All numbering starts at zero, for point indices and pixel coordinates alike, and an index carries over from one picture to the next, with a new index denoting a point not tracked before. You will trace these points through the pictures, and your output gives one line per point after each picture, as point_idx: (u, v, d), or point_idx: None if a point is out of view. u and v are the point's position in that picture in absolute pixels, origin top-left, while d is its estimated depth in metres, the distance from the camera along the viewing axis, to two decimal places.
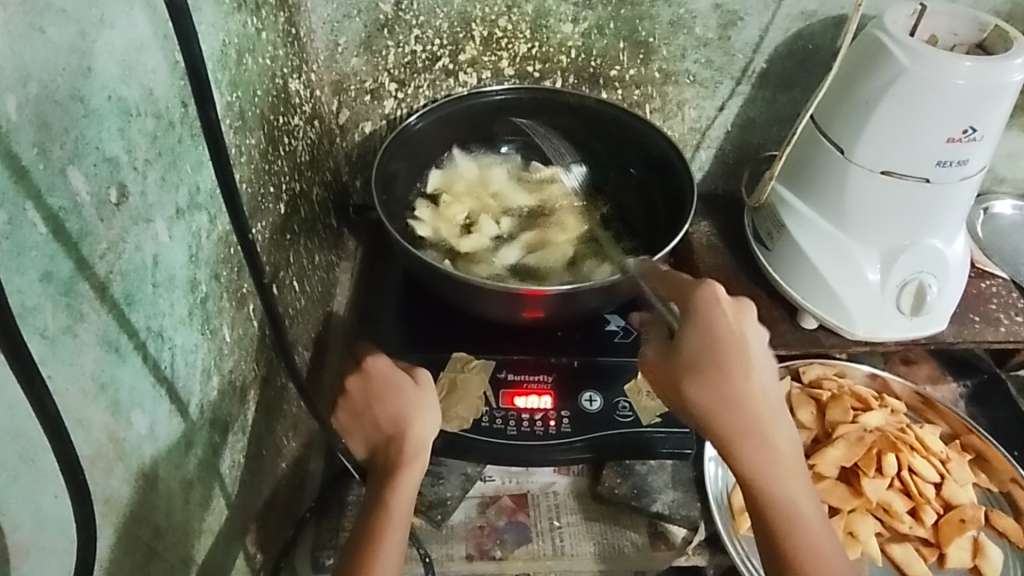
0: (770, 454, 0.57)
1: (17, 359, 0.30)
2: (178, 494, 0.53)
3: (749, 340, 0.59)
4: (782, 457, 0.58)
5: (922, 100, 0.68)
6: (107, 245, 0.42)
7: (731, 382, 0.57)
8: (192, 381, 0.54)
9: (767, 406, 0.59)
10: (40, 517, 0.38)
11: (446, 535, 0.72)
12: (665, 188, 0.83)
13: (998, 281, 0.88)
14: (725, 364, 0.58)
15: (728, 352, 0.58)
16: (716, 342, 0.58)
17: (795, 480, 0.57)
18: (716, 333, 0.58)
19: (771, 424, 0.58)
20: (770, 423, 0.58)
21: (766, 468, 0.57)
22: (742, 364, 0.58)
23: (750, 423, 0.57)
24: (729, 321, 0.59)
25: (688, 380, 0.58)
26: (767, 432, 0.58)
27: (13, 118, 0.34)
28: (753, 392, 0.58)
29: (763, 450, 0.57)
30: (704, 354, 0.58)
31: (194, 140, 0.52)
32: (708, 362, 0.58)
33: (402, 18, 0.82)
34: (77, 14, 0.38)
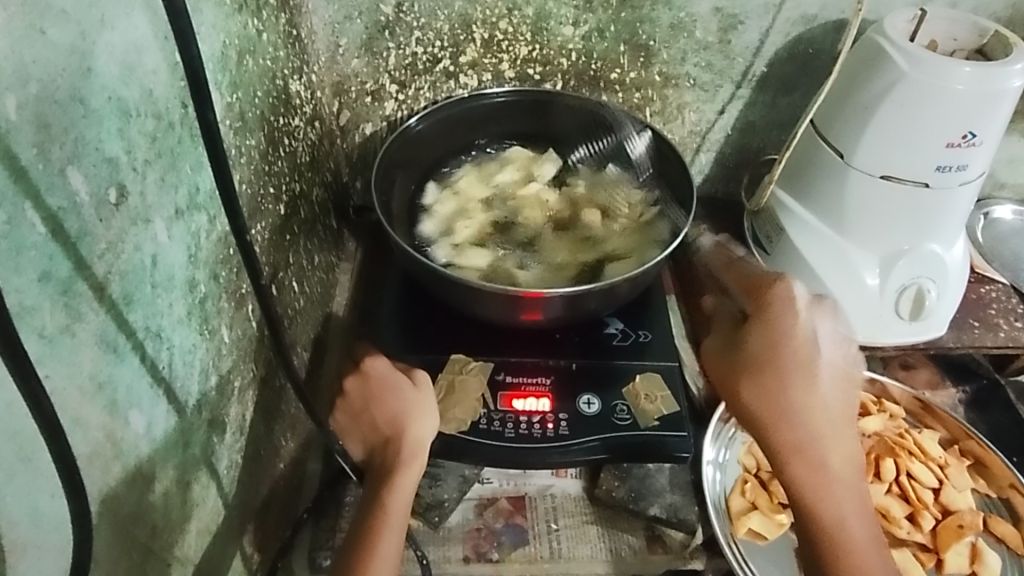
0: (822, 464, 0.59)
1: (16, 361, 0.30)
2: (175, 495, 0.53)
3: (813, 347, 0.62)
4: (835, 468, 0.59)
5: (921, 105, 0.68)
6: (106, 245, 0.42)
7: (789, 387, 0.60)
8: (190, 381, 0.54)
9: (825, 416, 0.60)
10: (37, 516, 0.38)
11: (443, 538, 0.72)
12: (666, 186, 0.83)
13: (997, 286, 0.88)
14: (784, 370, 0.61)
15: (789, 358, 0.61)
16: (775, 346, 0.62)
17: (843, 489, 0.59)
18: (778, 337, 0.62)
19: (826, 435, 0.60)
20: (826, 430, 0.60)
21: (815, 479, 0.59)
22: (801, 370, 0.61)
23: (802, 432, 0.59)
24: (793, 327, 0.63)
25: (742, 381, 0.62)
26: (819, 441, 0.59)
27: (13, 118, 0.34)
28: (811, 400, 0.60)
29: (813, 457, 0.59)
30: (763, 356, 0.62)
31: (195, 141, 0.52)
32: (767, 365, 0.61)
33: (403, 20, 0.83)
34: (78, 15, 0.39)
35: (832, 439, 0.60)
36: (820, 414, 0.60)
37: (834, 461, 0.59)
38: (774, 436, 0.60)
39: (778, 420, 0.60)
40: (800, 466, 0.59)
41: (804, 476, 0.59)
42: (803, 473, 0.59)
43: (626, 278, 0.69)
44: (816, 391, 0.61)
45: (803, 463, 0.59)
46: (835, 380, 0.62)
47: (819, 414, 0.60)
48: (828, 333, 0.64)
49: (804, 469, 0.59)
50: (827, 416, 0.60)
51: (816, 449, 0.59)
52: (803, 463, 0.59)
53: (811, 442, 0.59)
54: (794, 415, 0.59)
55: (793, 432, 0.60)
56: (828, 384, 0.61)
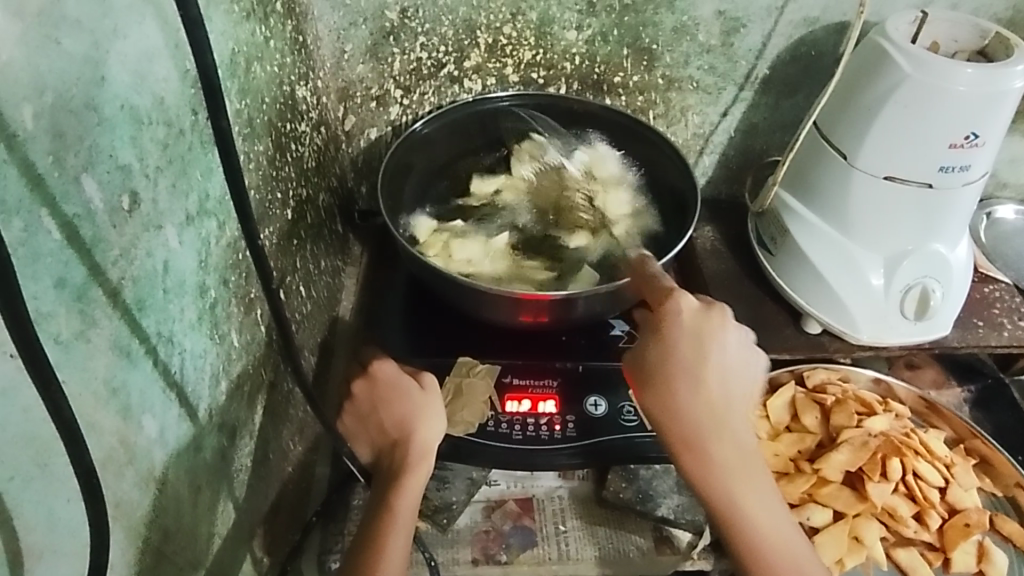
0: (713, 465, 0.58)
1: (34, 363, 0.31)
2: (187, 499, 0.53)
3: (708, 359, 0.59)
4: (727, 467, 0.58)
5: (924, 106, 0.68)
6: (120, 252, 0.43)
7: (676, 399, 0.58)
8: (201, 386, 0.54)
9: (725, 424, 0.58)
10: (53, 519, 0.39)
11: (451, 540, 0.73)
12: (669, 184, 0.83)
13: (1001, 285, 0.88)
14: (677, 384, 0.59)
15: (676, 368, 0.59)
16: (663, 357, 0.59)
17: (749, 492, 0.58)
18: (663, 349, 0.60)
19: (723, 439, 0.58)
20: (722, 438, 0.58)
21: (717, 484, 0.58)
22: (695, 382, 0.58)
23: (698, 437, 0.58)
24: (677, 337, 0.59)
25: (643, 396, 0.61)
26: (720, 442, 0.58)
27: (29, 127, 0.35)
28: (701, 409, 0.58)
29: (710, 458, 0.58)
30: (654, 368, 0.60)
31: (204, 148, 0.53)
32: (660, 378, 0.59)
33: (408, 26, 0.83)
34: (91, 25, 0.39)
35: (736, 446, 0.58)
36: (720, 422, 0.58)
37: (727, 461, 0.58)
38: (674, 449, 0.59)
39: (675, 432, 0.59)
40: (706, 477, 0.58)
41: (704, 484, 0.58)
42: (703, 481, 0.58)
43: (585, 294, 0.69)
44: (710, 396, 0.58)
45: (700, 470, 0.58)
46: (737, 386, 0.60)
47: (704, 416, 0.58)
48: (720, 338, 0.60)
49: (709, 479, 0.58)
50: (731, 423, 0.59)
51: (717, 458, 0.58)
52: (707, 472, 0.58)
53: (714, 447, 0.58)
54: (685, 422, 0.58)
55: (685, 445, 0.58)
56: (727, 387, 0.59)
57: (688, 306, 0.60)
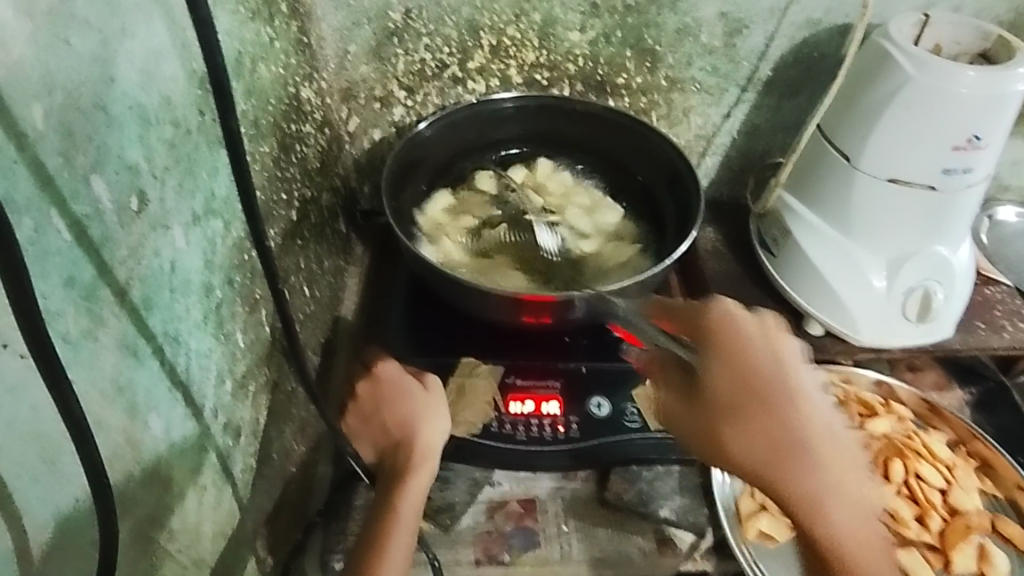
0: (829, 503, 0.51)
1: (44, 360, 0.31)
2: (191, 498, 0.53)
3: (788, 374, 0.55)
4: (842, 502, 0.51)
5: (927, 109, 0.69)
6: (127, 251, 0.43)
7: (774, 418, 0.52)
8: (206, 385, 0.54)
9: (831, 441, 0.53)
10: (59, 517, 0.38)
11: (453, 540, 0.72)
12: (675, 189, 0.84)
13: (1002, 288, 0.88)
14: (778, 400, 0.53)
15: (760, 387, 0.53)
16: (742, 377, 0.54)
17: (864, 526, 0.51)
18: (736, 369, 0.54)
19: (831, 469, 0.52)
20: (833, 460, 0.52)
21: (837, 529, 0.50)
22: (790, 398, 0.53)
23: (806, 471, 0.51)
24: (752, 353, 0.55)
25: (733, 427, 0.53)
26: (830, 472, 0.51)
27: (39, 126, 0.35)
28: (803, 427, 0.52)
29: (825, 499, 0.50)
30: (737, 391, 0.53)
31: (211, 148, 0.53)
32: (744, 404, 0.53)
33: (411, 27, 0.83)
34: (100, 24, 0.39)
35: (849, 473, 0.52)
36: (830, 441, 0.53)
37: (841, 495, 0.51)
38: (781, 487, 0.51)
39: (785, 457, 0.51)
40: (829, 508, 0.50)
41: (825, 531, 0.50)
42: (820, 521, 0.50)
43: (581, 294, 0.69)
44: (804, 417, 0.53)
45: (817, 514, 0.50)
46: (826, 406, 0.55)
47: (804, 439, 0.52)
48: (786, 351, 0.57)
49: (829, 510, 0.51)
50: (835, 446, 0.53)
51: (834, 483, 0.51)
52: (825, 512, 0.50)
53: (822, 478, 0.51)
54: (794, 441, 0.51)
55: (794, 479, 0.51)
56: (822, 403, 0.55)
57: (743, 320, 0.58)
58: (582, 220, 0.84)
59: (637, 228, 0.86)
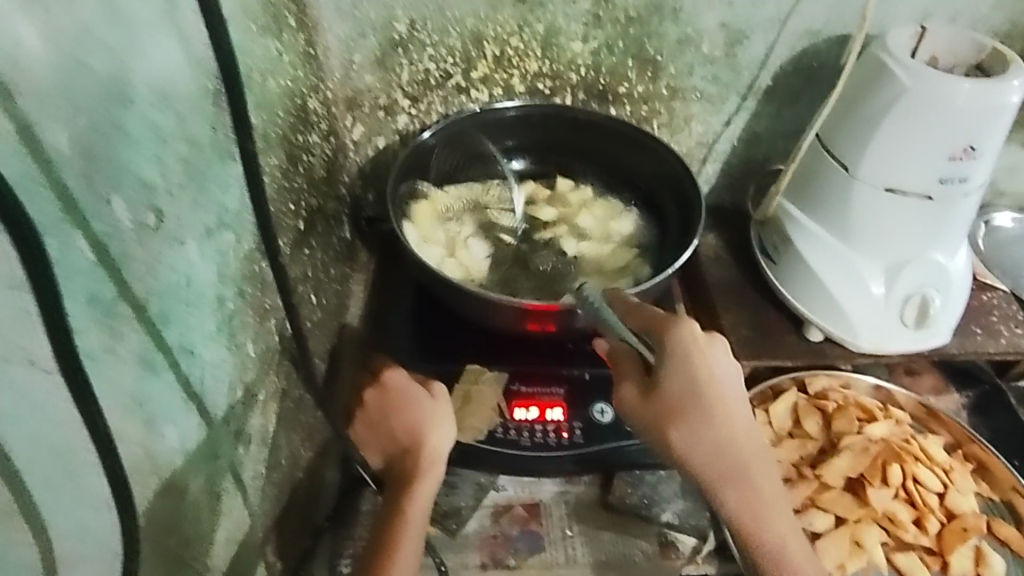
0: (743, 488, 0.62)
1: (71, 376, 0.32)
2: (205, 506, 0.54)
3: (718, 377, 0.61)
4: (756, 488, 0.62)
5: (923, 120, 0.70)
6: (145, 267, 0.44)
7: (702, 422, 0.60)
8: (219, 395, 0.56)
9: (748, 439, 0.62)
10: (81, 527, 0.39)
11: (460, 544, 0.73)
12: (676, 197, 0.85)
13: (998, 293, 0.89)
14: (712, 409, 0.60)
15: (701, 399, 0.60)
16: (691, 389, 0.59)
17: (772, 504, 0.62)
18: (688, 381, 0.59)
19: (748, 458, 0.62)
20: (742, 454, 0.62)
21: (748, 506, 0.62)
22: (717, 403, 0.61)
23: (729, 465, 0.61)
24: (704, 364, 0.60)
25: (670, 427, 0.60)
26: (746, 463, 0.62)
27: (63, 150, 0.36)
28: (723, 426, 0.61)
29: (742, 483, 0.61)
30: (679, 397, 0.59)
31: (223, 163, 0.54)
32: (686, 414, 0.60)
33: (416, 37, 0.84)
34: (119, 47, 0.40)
35: (756, 459, 0.63)
36: (748, 437, 0.62)
37: (755, 481, 0.62)
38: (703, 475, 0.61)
39: (707, 454, 0.60)
40: (731, 491, 0.61)
41: (736, 508, 0.62)
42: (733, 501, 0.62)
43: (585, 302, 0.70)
44: (732, 422, 0.61)
45: (734, 496, 0.61)
46: (745, 400, 0.64)
47: (731, 441, 0.61)
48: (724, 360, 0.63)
49: (731, 492, 0.61)
50: (747, 443, 0.62)
51: (739, 472, 0.61)
52: (735, 495, 0.62)
53: (737, 467, 0.61)
54: (714, 441, 0.60)
55: (713, 469, 0.61)
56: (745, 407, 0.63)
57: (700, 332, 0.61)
58: (589, 222, 0.88)
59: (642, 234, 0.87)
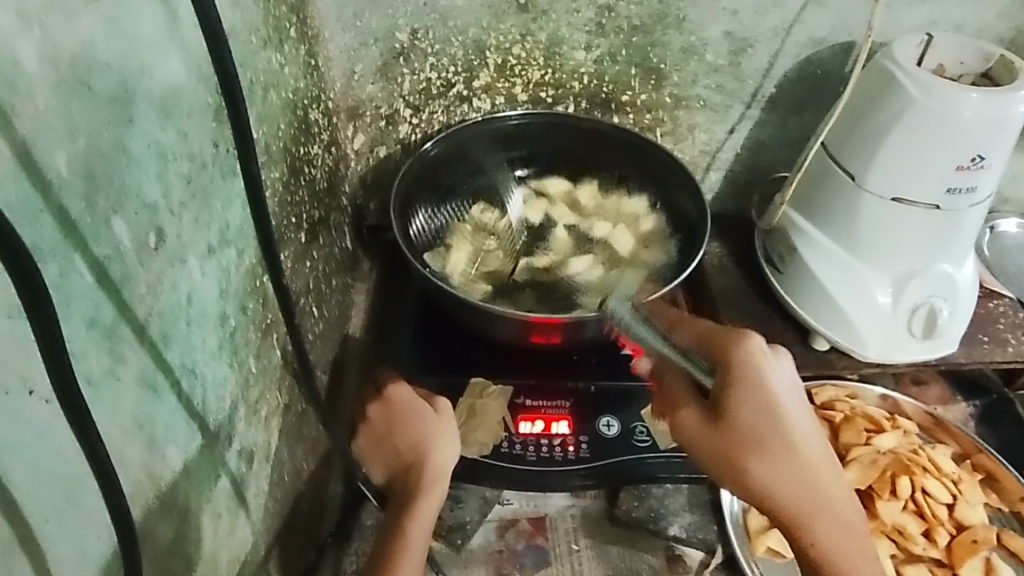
0: (827, 520, 0.59)
1: (71, 400, 0.32)
2: (208, 526, 0.54)
3: (790, 401, 0.61)
4: (839, 521, 0.59)
5: (931, 130, 0.69)
6: (146, 287, 0.43)
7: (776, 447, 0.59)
8: (221, 413, 0.55)
9: (827, 471, 0.60)
10: (83, 555, 0.39)
11: (465, 559, 0.72)
12: (682, 220, 0.84)
13: (1005, 301, 0.89)
14: (787, 435, 0.59)
15: (779, 424, 0.59)
16: (767, 413, 0.59)
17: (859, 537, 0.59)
18: (761, 404, 0.59)
19: (827, 490, 0.60)
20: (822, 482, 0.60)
21: (834, 540, 0.59)
22: (791, 429, 0.60)
23: (812, 495, 0.59)
24: (773, 381, 0.60)
25: (746, 455, 0.59)
26: (827, 495, 0.59)
27: (64, 173, 0.35)
28: (804, 456, 0.59)
29: (826, 515, 0.59)
30: (750, 419, 0.59)
31: (225, 178, 0.53)
32: (766, 442, 0.59)
33: (418, 47, 0.84)
34: (120, 66, 0.40)
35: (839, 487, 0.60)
36: (826, 470, 0.60)
37: (839, 513, 0.59)
38: (786, 506, 0.59)
39: (792, 482, 0.59)
40: (820, 524, 0.59)
41: (824, 543, 0.59)
42: (818, 534, 0.59)
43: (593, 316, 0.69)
44: (808, 450, 0.60)
45: (821, 531, 0.59)
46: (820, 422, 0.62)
47: (812, 470, 0.59)
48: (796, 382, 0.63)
49: (823, 527, 0.59)
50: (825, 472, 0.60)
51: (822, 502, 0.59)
52: (821, 527, 0.59)
53: (820, 499, 0.59)
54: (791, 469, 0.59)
55: (796, 499, 0.59)
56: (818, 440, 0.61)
57: (763, 345, 0.61)
58: (624, 240, 0.85)
59: (660, 243, 0.84)
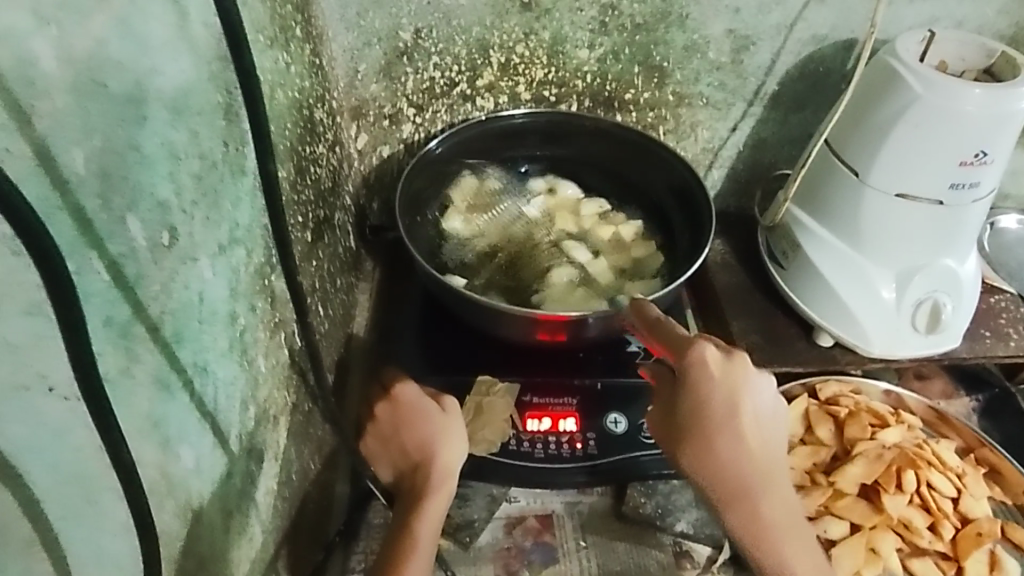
0: (749, 511, 0.62)
1: (93, 396, 0.32)
2: (219, 525, 0.54)
3: (734, 403, 0.61)
4: (761, 513, 0.62)
5: (934, 126, 0.70)
6: (160, 286, 0.43)
7: (724, 447, 0.61)
8: (232, 412, 0.55)
9: (758, 469, 0.62)
10: (99, 554, 0.39)
11: (473, 557, 0.73)
12: (688, 225, 0.83)
13: (1006, 296, 0.89)
14: (722, 435, 0.61)
15: (714, 425, 0.61)
16: (701, 415, 0.61)
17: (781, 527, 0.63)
18: (699, 406, 0.61)
19: (755, 487, 0.62)
20: (768, 472, 0.63)
21: (755, 528, 0.62)
22: (727, 429, 0.61)
23: (737, 490, 0.61)
24: (716, 388, 0.61)
25: (679, 449, 0.62)
26: (754, 491, 0.62)
27: (81, 171, 0.35)
28: (738, 455, 0.61)
29: (750, 507, 0.62)
30: (696, 421, 0.61)
31: (234, 178, 0.54)
32: (698, 440, 0.61)
33: (422, 46, 0.84)
34: (133, 66, 0.40)
35: (774, 481, 0.63)
36: (758, 469, 0.62)
37: (762, 505, 0.62)
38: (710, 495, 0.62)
39: (719, 478, 0.61)
40: (741, 515, 0.62)
41: (744, 530, 0.62)
42: (741, 524, 0.62)
43: (599, 313, 0.70)
44: (743, 448, 0.61)
45: (745, 520, 0.62)
46: (767, 421, 0.64)
47: (743, 467, 0.61)
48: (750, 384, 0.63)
49: (744, 518, 0.62)
50: (771, 461, 0.63)
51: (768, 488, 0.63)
52: (742, 517, 0.62)
53: (745, 494, 0.62)
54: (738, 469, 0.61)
55: (721, 492, 0.62)
56: (756, 440, 0.62)
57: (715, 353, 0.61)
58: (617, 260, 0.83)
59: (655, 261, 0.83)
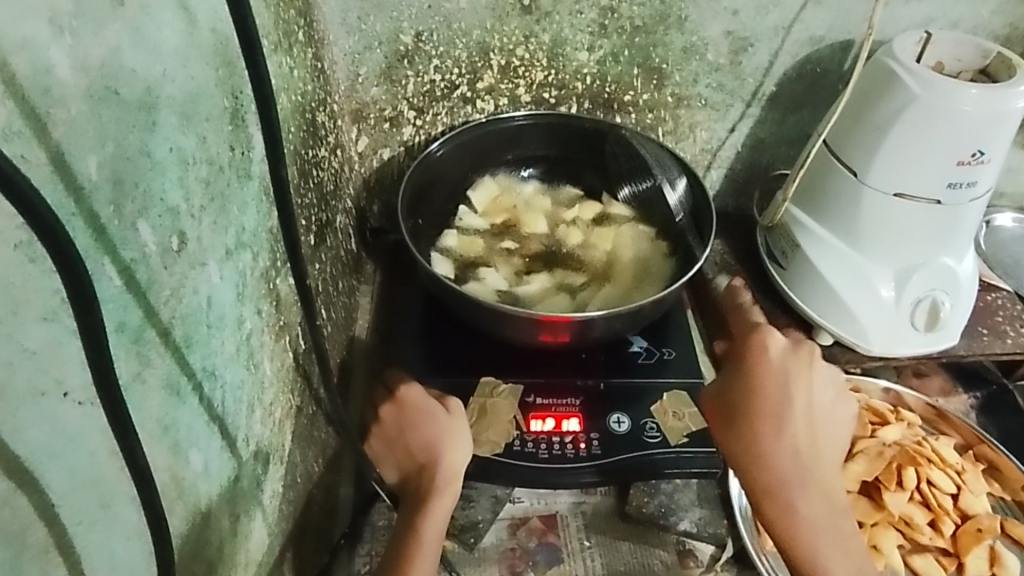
0: (786, 499, 0.67)
1: (109, 401, 0.32)
2: (228, 528, 0.54)
3: (784, 394, 0.72)
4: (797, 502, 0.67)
5: (931, 126, 0.70)
6: (170, 291, 0.43)
7: (766, 436, 0.69)
8: (239, 416, 0.55)
9: (799, 465, 0.68)
10: (114, 558, 0.39)
11: (479, 559, 0.73)
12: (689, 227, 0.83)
13: (1003, 294, 0.90)
14: (767, 421, 0.70)
15: (762, 409, 0.71)
16: (747, 399, 0.72)
17: (819, 521, 0.67)
18: (746, 390, 0.72)
19: (794, 479, 0.68)
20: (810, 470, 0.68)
21: (788, 515, 0.67)
22: (774, 417, 0.70)
23: (773, 477, 0.68)
24: (773, 380, 0.72)
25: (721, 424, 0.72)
26: (792, 483, 0.68)
27: (94, 177, 0.35)
28: (783, 440, 0.69)
29: (784, 497, 0.67)
30: (746, 407, 0.71)
31: (240, 182, 0.54)
32: (744, 420, 0.71)
33: (422, 49, 0.84)
34: (144, 73, 0.40)
35: (816, 480, 0.68)
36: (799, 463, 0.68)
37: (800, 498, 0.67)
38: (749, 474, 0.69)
39: (757, 459, 0.69)
40: (778, 502, 0.67)
41: (778, 515, 0.67)
42: (776, 511, 0.67)
43: (603, 317, 0.71)
44: (786, 439, 0.69)
45: (779, 509, 0.67)
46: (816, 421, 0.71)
47: (784, 457, 0.69)
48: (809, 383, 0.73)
49: (779, 507, 0.67)
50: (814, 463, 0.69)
51: (807, 483, 0.68)
52: (778, 505, 0.67)
53: (785, 483, 0.68)
54: (780, 458, 0.68)
55: (759, 475, 0.68)
56: (802, 436, 0.70)
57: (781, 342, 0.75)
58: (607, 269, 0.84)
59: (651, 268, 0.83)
